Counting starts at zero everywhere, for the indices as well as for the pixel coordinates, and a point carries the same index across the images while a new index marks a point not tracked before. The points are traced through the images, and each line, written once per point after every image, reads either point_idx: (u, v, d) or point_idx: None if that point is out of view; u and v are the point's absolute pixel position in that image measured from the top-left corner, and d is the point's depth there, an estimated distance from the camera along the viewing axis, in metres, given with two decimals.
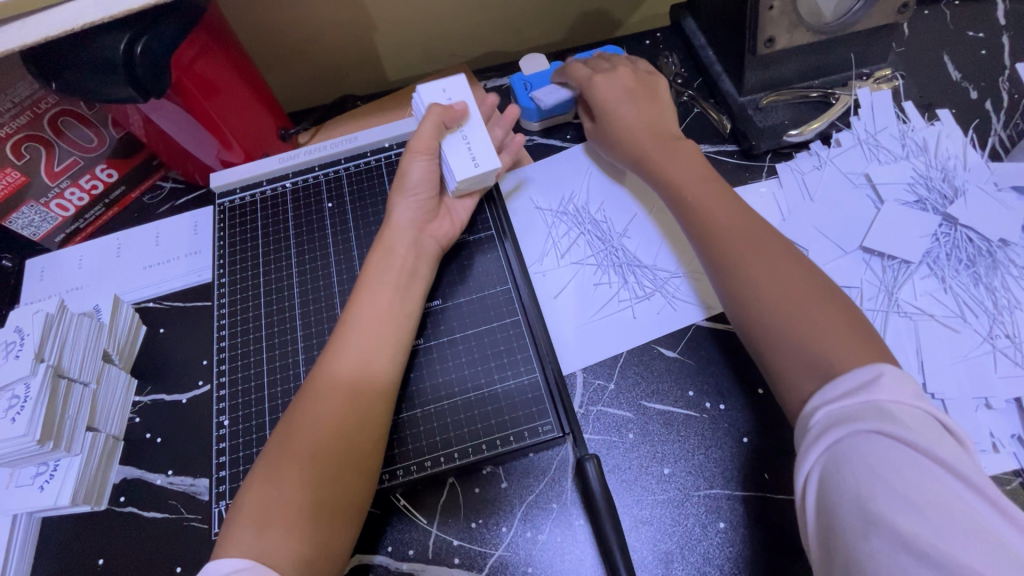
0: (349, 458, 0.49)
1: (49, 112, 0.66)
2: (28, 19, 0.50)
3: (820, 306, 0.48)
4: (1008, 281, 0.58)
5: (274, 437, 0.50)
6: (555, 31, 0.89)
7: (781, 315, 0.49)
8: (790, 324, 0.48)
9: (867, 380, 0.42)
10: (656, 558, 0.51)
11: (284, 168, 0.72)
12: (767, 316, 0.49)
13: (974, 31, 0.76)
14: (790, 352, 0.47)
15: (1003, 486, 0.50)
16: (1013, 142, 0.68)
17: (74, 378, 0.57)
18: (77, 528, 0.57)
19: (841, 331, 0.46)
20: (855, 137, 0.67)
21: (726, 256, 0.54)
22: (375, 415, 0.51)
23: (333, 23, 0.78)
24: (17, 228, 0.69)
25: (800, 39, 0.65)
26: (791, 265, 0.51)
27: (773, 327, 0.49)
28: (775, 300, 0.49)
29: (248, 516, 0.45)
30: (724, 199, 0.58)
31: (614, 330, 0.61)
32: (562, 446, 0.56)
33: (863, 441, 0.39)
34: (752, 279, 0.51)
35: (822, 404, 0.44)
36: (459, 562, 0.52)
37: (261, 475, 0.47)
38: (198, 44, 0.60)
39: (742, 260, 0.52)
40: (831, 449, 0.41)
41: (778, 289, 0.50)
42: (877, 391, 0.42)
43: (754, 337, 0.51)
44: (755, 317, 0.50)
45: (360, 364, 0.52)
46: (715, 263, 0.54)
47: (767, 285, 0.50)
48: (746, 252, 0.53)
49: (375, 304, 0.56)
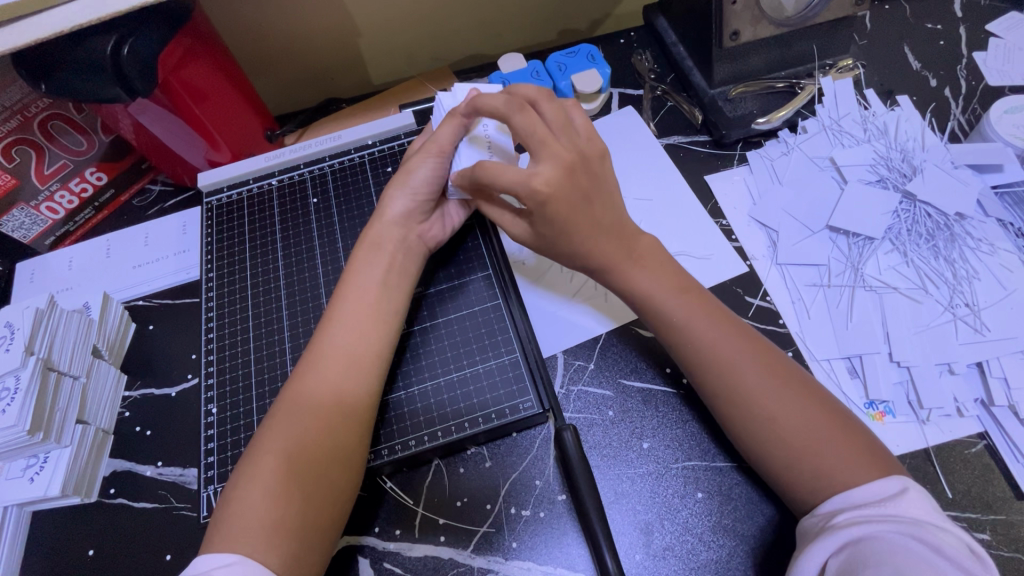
0: (335, 445, 0.50)
1: (39, 115, 0.68)
2: (18, 24, 0.52)
3: (824, 418, 0.47)
4: (966, 253, 0.60)
5: (247, 461, 0.49)
6: (533, 34, 0.92)
7: (786, 436, 0.47)
8: (801, 449, 0.46)
9: (890, 494, 0.42)
10: (637, 529, 0.52)
11: (270, 166, 0.74)
12: (772, 438, 0.47)
13: (932, 23, 0.80)
14: (804, 473, 0.46)
15: (969, 448, 0.52)
16: (971, 125, 0.71)
17: (64, 372, 0.58)
18: (68, 520, 0.58)
19: (850, 444, 0.46)
20: (820, 124, 0.70)
21: (719, 373, 0.50)
22: (359, 396, 0.52)
23: (317, 28, 0.81)
24: (8, 230, 0.71)
25: (764, 32, 0.68)
26: (785, 376, 0.49)
27: (781, 450, 0.47)
28: (785, 427, 0.47)
29: (237, 516, 0.46)
30: (700, 307, 0.52)
31: (564, 323, 0.63)
32: (544, 424, 0.57)
33: (886, 542, 0.39)
34: (757, 406, 0.48)
35: (840, 512, 0.43)
36: (446, 539, 0.53)
37: (243, 475, 0.48)
38: (184, 47, 0.62)
39: (736, 379, 0.49)
40: (849, 544, 0.40)
41: (777, 408, 0.47)
42: (901, 502, 0.42)
43: (761, 455, 0.48)
44: (759, 441, 0.48)
45: (344, 349, 0.54)
46: (707, 381, 0.51)
47: (767, 406, 0.48)
48: (740, 369, 0.49)
49: (356, 292, 0.57)
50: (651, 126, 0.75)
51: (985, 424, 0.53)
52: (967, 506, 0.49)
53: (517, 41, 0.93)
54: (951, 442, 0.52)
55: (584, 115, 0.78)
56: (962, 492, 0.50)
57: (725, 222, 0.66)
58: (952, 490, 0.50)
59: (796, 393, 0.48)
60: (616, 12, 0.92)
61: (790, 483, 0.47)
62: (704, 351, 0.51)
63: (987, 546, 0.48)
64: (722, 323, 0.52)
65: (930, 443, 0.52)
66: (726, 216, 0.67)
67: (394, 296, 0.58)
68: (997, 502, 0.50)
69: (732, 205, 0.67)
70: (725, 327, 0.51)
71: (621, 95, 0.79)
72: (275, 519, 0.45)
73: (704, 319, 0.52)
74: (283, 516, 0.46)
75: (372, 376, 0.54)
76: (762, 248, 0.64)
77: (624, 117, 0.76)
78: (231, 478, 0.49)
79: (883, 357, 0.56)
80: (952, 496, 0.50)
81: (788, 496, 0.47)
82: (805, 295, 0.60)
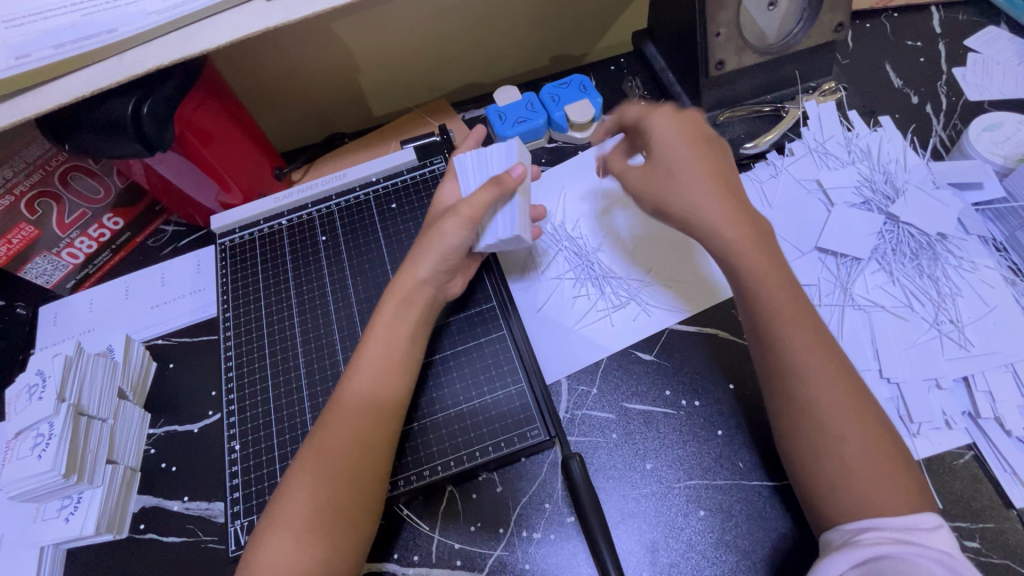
0: (350, 481, 0.51)
1: (59, 168, 0.71)
2: (41, 90, 0.55)
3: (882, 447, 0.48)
4: (949, 271, 0.63)
5: (272, 509, 0.52)
6: (526, 63, 0.95)
7: (847, 462, 0.47)
8: (856, 477, 0.47)
9: (926, 526, 0.44)
10: (643, 548, 0.55)
11: (280, 207, 0.77)
12: (835, 464, 0.47)
13: (912, 40, 0.82)
14: (853, 499, 0.46)
15: (957, 459, 0.54)
16: (952, 141, 0.73)
17: (93, 416, 0.61)
18: (100, 556, 0.60)
19: (895, 469, 0.47)
20: (806, 146, 0.73)
21: (805, 392, 0.50)
22: (371, 432, 0.54)
23: (319, 69, 0.84)
24: (31, 277, 0.74)
25: (748, 60, 0.71)
26: (862, 408, 0.49)
27: (839, 475, 0.47)
28: (848, 456, 0.47)
29: (267, 556, 0.49)
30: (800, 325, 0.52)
31: (587, 341, 0.66)
32: (551, 449, 0.60)
33: (916, 565, 0.41)
34: (830, 430, 0.48)
35: (868, 531, 0.44)
36: (461, 563, 0.56)
37: (272, 526, 0.50)
38: (197, 99, 0.66)
39: (820, 401, 0.49)
40: (877, 559, 0.42)
41: (846, 432, 0.48)
42: (931, 534, 0.44)
43: (803, 474, 0.49)
44: (824, 464, 0.48)
45: (366, 399, 0.55)
46: (789, 397, 0.51)
47: (838, 428, 0.48)
48: (822, 388, 0.49)
49: (384, 342, 0.58)
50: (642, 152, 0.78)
51: (974, 435, 0.55)
52: (958, 515, 0.52)
53: (512, 69, 0.95)
54: (939, 454, 0.55)
55: (579, 143, 0.81)
56: (953, 502, 0.52)
57: None
58: (943, 500, 0.53)
59: (861, 414, 0.48)
60: (605, 37, 0.95)
61: (826, 504, 0.48)
62: (798, 365, 0.50)
63: (977, 553, 0.50)
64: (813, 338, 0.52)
65: (920, 456, 0.55)
66: None
67: (403, 330, 0.59)
68: (985, 511, 0.52)
69: None
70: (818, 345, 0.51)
71: None
72: (300, 565, 0.48)
73: (803, 335, 0.51)
74: (311, 555, 0.48)
75: (384, 414, 0.55)
76: None
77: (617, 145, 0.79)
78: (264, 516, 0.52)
79: (873, 373, 0.58)
80: (944, 506, 0.52)
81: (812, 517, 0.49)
82: None
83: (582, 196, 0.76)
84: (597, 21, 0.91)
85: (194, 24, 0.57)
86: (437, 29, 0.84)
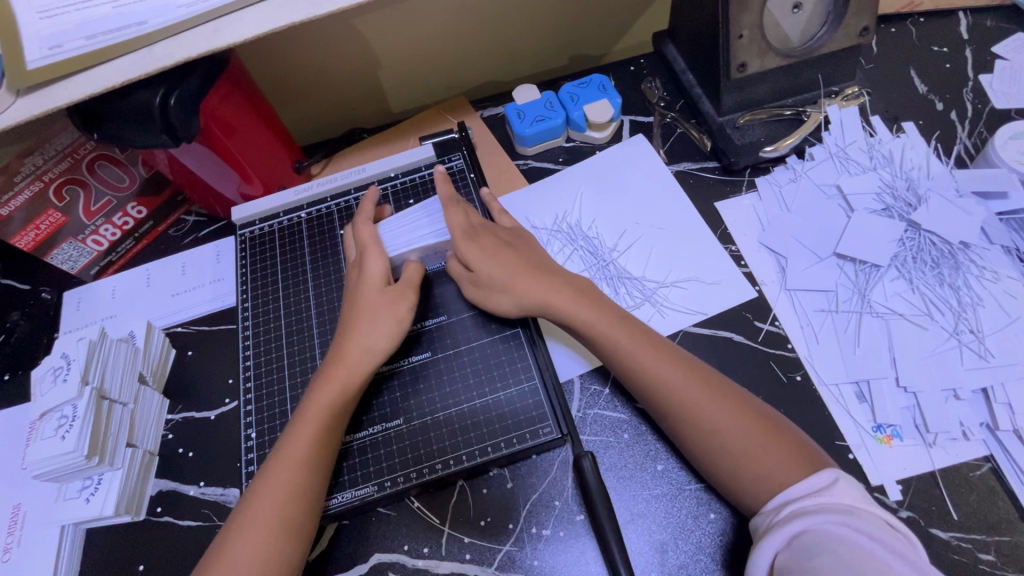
0: (302, 480, 0.54)
1: (87, 156, 0.73)
2: (73, 79, 0.56)
3: (754, 421, 0.52)
4: (970, 280, 0.62)
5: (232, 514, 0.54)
6: (546, 61, 0.95)
7: (726, 445, 0.52)
8: (757, 468, 0.50)
9: (824, 485, 0.47)
10: (653, 548, 0.55)
11: (300, 200, 0.78)
12: (728, 463, 0.52)
13: (938, 46, 0.81)
14: (749, 479, 0.51)
15: (973, 470, 0.54)
16: (977, 149, 0.72)
17: (115, 399, 0.62)
18: (118, 537, 0.62)
19: (794, 453, 0.50)
20: (827, 151, 0.73)
21: (662, 395, 0.55)
22: (322, 434, 0.56)
23: (340, 64, 0.85)
24: (57, 262, 0.76)
25: (770, 63, 0.70)
26: (735, 402, 0.54)
27: (735, 471, 0.51)
28: (735, 450, 0.51)
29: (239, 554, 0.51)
30: (649, 347, 0.57)
31: None
32: (563, 447, 0.60)
33: (825, 532, 0.44)
34: (715, 434, 0.52)
35: (784, 508, 0.48)
36: (471, 557, 0.56)
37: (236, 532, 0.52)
38: (221, 92, 0.67)
39: (681, 397, 0.54)
40: (795, 535, 0.45)
41: (715, 418, 0.53)
42: (830, 493, 0.46)
43: (705, 466, 0.53)
44: (716, 461, 0.52)
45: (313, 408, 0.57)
46: (651, 403, 0.55)
47: (705, 416, 0.53)
48: (690, 401, 0.54)
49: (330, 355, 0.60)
50: (661, 154, 0.78)
51: (991, 447, 0.55)
52: (972, 527, 0.52)
53: (531, 67, 0.95)
54: (956, 465, 0.54)
55: (596, 142, 0.81)
56: (967, 514, 0.53)
57: (735, 248, 0.69)
58: (958, 512, 0.53)
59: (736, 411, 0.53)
60: (626, 36, 0.95)
61: (746, 494, 0.51)
62: (648, 376, 0.55)
63: (991, 567, 0.50)
64: (651, 345, 0.57)
65: (935, 466, 0.55)
66: (736, 242, 0.69)
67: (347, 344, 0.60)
68: (1001, 524, 0.52)
69: (741, 231, 0.70)
70: (659, 352, 0.56)
71: (632, 123, 0.82)
72: (259, 562, 0.51)
73: (656, 358, 0.56)
74: (270, 553, 0.51)
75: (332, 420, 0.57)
76: (772, 274, 0.66)
77: (635, 146, 0.79)
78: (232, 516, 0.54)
79: (890, 382, 0.58)
80: (957, 518, 0.52)
81: (741, 505, 0.52)
82: (813, 320, 0.63)
83: (598, 196, 0.76)
84: (618, 20, 0.91)
85: (221, 18, 0.58)
86: (457, 26, 0.84)
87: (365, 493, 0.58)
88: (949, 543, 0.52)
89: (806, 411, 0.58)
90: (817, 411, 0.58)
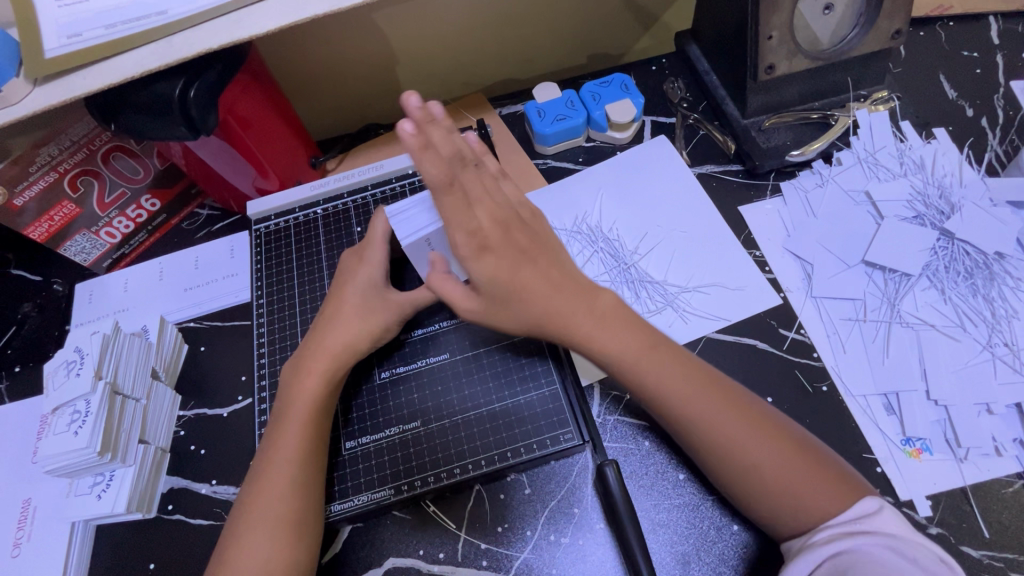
0: (304, 477, 0.54)
1: (102, 148, 0.72)
2: (92, 68, 0.55)
3: (788, 439, 0.50)
4: (1005, 292, 0.61)
5: (235, 510, 0.53)
6: (565, 59, 0.94)
7: (763, 479, 0.49)
8: (793, 501, 0.48)
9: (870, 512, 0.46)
10: (674, 559, 0.54)
11: (316, 195, 0.77)
12: (761, 493, 0.49)
13: (968, 51, 0.79)
14: (783, 506, 0.48)
15: (1006, 488, 0.53)
16: (1009, 157, 0.71)
17: (128, 395, 0.62)
18: (129, 533, 0.61)
19: (819, 465, 0.49)
20: (855, 156, 0.71)
21: (697, 422, 0.51)
22: (310, 427, 0.55)
23: (358, 59, 0.83)
24: (70, 254, 0.75)
25: (799, 65, 0.68)
26: (770, 428, 0.50)
27: (772, 502, 0.49)
28: (770, 481, 0.49)
29: (243, 560, 0.50)
30: (681, 370, 0.52)
31: None
32: (582, 453, 0.59)
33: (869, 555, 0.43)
34: (752, 466, 0.49)
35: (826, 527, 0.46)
36: (487, 564, 0.55)
37: (243, 531, 0.52)
38: (240, 84, 0.66)
39: (717, 427, 0.50)
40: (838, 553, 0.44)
41: (754, 450, 0.49)
42: (874, 521, 0.45)
43: (733, 491, 0.51)
44: (746, 492, 0.50)
45: (314, 406, 0.56)
46: (686, 434, 0.52)
47: (744, 448, 0.49)
48: (725, 430, 0.50)
49: (334, 354, 0.58)
50: (683, 156, 0.77)
51: None
52: (1004, 546, 0.51)
53: (550, 65, 0.94)
54: (988, 481, 0.53)
55: (617, 143, 0.80)
56: (1000, 532, 0.51)
57: (759, 253, 0.68)
58: (990, 530, 0.51)
59: (772, 441, 0.50)
60: (647, 35, 0.93)
61: (775, 522, 0.49)
62: (676, 405, 0.51)
63: None
64: (685, 368, 0.53)
65: (967, 482, 0.53)
66: (760, 248, 0.68)
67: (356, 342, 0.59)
68: None
69: (766, 236, 0.69)
70: (693, 377, 0.52)
71: (654, 123, 0.81)
72: (266, 562, 0.50)
73: (688, 383, 0.52)
74: (276, 553, 0.50)
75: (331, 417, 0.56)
76: (797, 281, 0.65)
77: (657, 147, 0.77)
78: (228, 524, 0.53)
79: (920, 395, 0.57)
80: (990, 536, 0.51)
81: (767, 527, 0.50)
82: (840, 329, 0.61)
83: (619, 199, 0.75)
84: (640, 18, 0.90)
85: (243, 9, 0.57)
86: (477, 23, 0.83)
87: (381, 497, 0.57)
88: (981, 561, 0.50)
89: (833, 421, 0.57)
90: (845, 422, 0.57)
